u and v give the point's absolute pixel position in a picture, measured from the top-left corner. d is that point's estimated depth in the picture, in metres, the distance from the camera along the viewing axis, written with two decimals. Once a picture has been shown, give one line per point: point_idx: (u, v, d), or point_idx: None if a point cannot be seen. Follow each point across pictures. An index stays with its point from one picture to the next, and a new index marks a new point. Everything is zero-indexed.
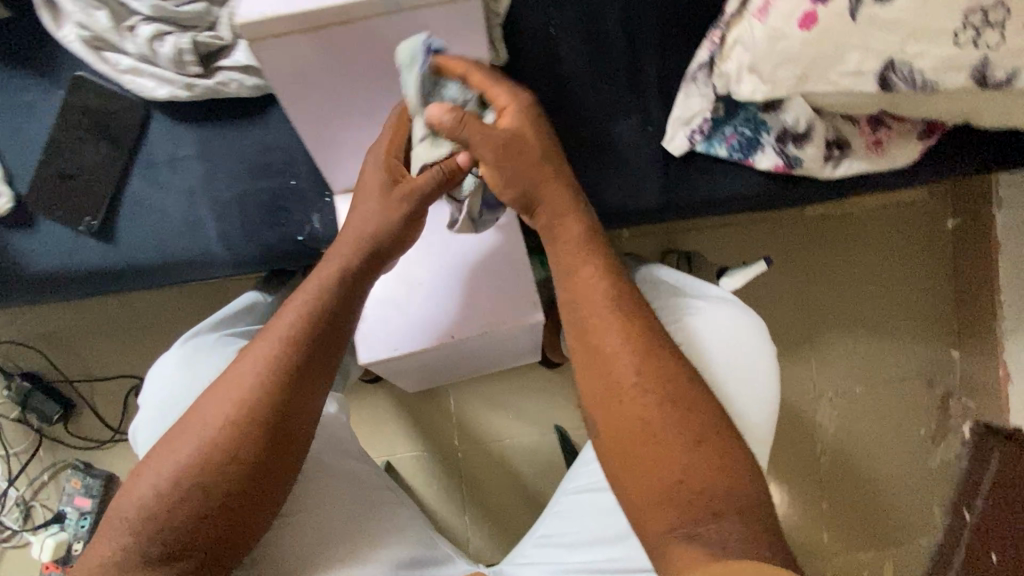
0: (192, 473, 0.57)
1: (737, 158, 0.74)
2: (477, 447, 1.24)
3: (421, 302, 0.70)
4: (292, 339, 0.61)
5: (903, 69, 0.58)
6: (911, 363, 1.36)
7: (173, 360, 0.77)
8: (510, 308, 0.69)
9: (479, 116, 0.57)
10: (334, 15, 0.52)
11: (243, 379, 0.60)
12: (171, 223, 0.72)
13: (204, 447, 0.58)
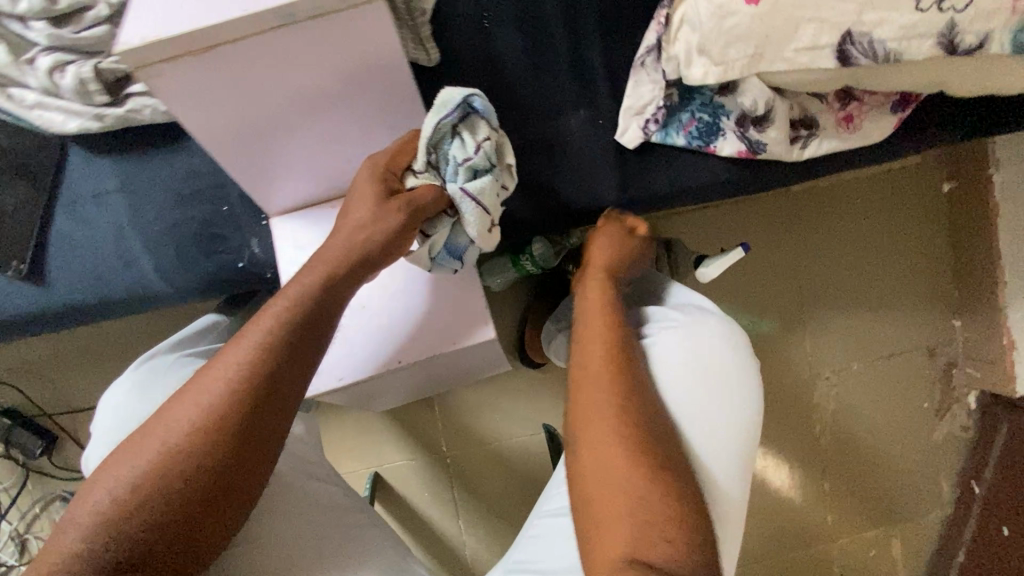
0: (151, 481, 0.51)
1: (696, 146, 0.69)
2: (465, 453, 1.22)
3: (365, 329, 0.67)
4: (270, 342, 0.55)
5: (862, 41, 0.52)
6: (913, 336, 1.30)
7: (126, 385, 0.69)
8: (459, 327, 0.66)
9: (484, 172, 0.60)
10: (224, 34, 0.47)
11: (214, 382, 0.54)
12: (103, 260, 0.69)
13: (164, 456, 0.51)
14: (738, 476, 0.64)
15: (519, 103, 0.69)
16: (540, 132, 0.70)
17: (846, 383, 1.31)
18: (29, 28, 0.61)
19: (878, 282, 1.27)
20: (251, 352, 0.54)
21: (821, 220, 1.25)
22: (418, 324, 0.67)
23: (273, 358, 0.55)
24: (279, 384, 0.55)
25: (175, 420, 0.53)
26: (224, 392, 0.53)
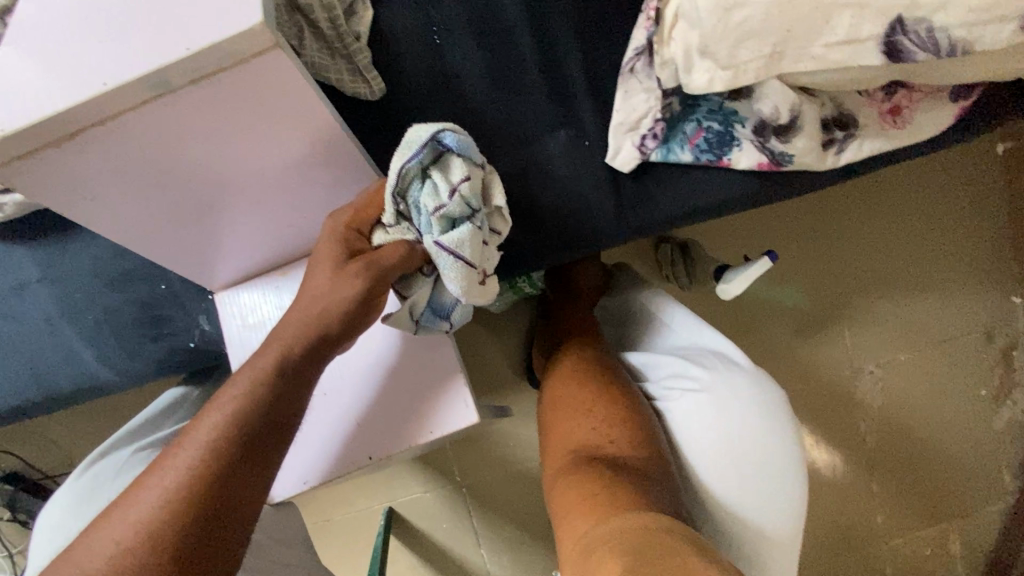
0: None
1: (707, 160, 0.56)
2: (477, 488, 1.13)
3: (328, 418, 0.59)
4: (247, 403, 0.46)
5: (918, 29, 0.40)
6: (967, 319, 1.15)
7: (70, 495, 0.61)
8: (433, 408, 0.58)
9: (467, 214, 0.48)
10: (92, 114, 0.38)
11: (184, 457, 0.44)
12: (40, 354, 0.62)
13: (120, 557, 0.40)
14: (773, 529, 0.59)
15: (487, 131, 0.58)
16: (516, 162, 0.59)
17: (891, 377, 1.17)
18: None
19: (925, 265, 1.12)
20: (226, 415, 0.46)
21: (858, 198, 1.10)
22: (387, 407, 0.58)
23: (254, 420, 0.46)
24: (262, 451, 0.46)
25: (132, 509, 0.42)
26: (199, 464, 0.43)
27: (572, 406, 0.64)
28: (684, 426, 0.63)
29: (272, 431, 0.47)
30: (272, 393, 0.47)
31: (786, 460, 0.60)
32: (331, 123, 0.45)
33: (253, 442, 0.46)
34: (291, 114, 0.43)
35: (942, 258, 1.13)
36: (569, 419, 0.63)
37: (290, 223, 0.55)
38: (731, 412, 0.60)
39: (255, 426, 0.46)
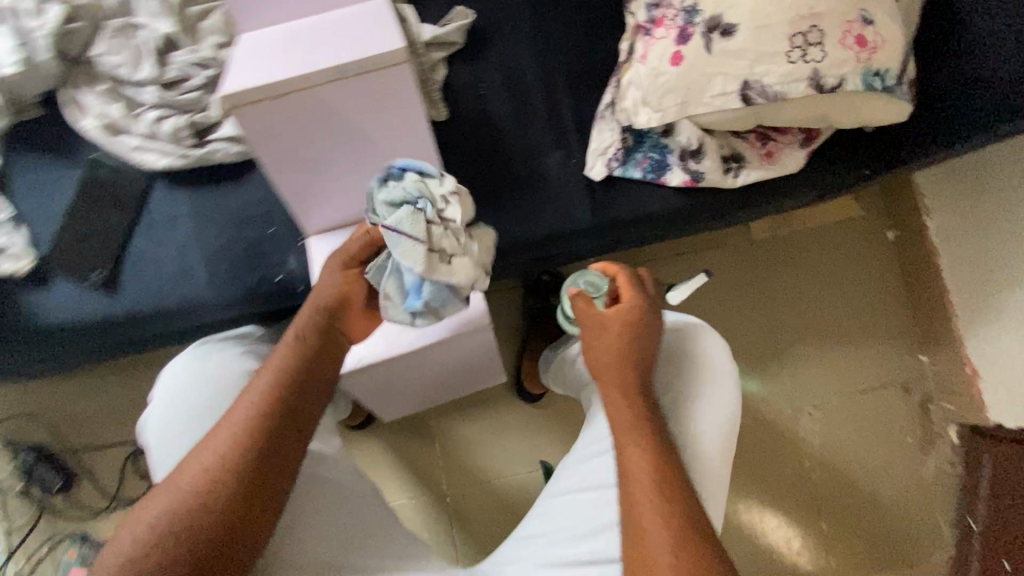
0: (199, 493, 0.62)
1: (651, 178, 0.86)
2: (465, 490, 1.23)
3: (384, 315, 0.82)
4: (277, 382, 0.68)
5: (757, 87, 0.70)
6: (881, 368, 1.40)
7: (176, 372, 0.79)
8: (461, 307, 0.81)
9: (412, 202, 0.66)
10: (297, 84, 0.66)
11: (236, 422, 0.66)
12: (167, 272, 0.83)
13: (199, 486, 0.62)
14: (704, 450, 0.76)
15: (509, 148, 0.88)
16: (526, 169, 0.88)
17: (827, 417, 1.38)
18: (142, 93, 0.80)
19: (840, 321, 1.41)
20: (262, 394, 0.67)
21: (781, 263, 1.42)
22: None
23: (284, 393, 0.68)
24: (291, 417, 0.68)
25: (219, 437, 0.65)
26: (246, 425, 0.65)
27: (625, 423, 0.70)
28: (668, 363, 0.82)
29: (298, 400, 0.69)
30: (296, 374, 0.69)
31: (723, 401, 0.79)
32: (420, 124, 0.75)
33: (285, 408, 0.67)
34: (400, 110, 0.72)
35: (852, 312, 1.42)
36: (630, 440, 0.69)
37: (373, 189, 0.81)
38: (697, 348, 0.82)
39: (284, 398, 0.67)
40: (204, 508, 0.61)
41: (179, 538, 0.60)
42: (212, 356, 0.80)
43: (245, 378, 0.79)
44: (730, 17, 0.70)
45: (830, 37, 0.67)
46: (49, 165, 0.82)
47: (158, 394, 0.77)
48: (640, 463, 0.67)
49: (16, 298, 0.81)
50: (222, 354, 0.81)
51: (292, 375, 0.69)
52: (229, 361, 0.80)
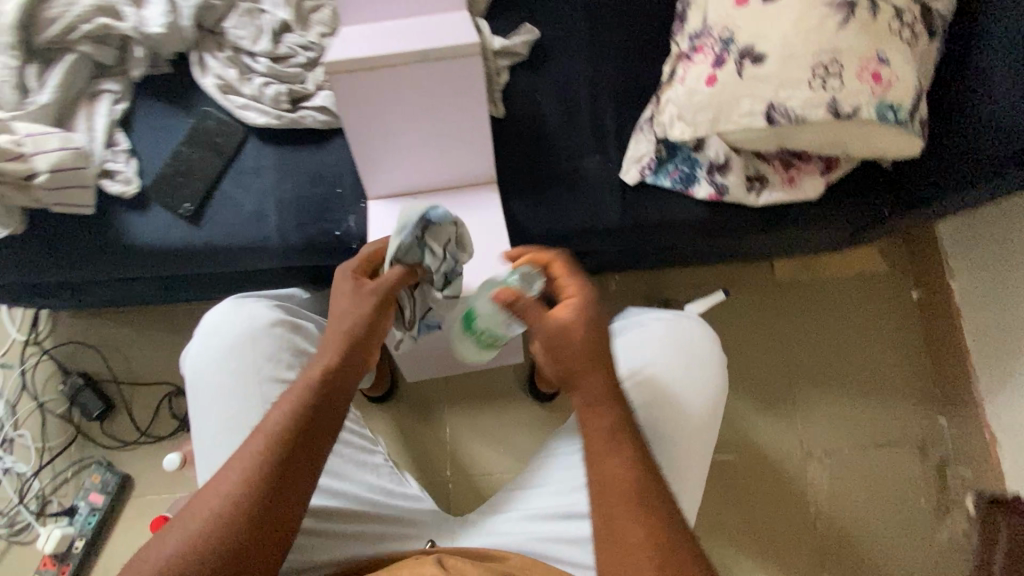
0: (229, 504, 0.63)
1: (680, 188, 0.95)
2: (465, 478, 1.23)
3: None
4: (292, 417, 0.67)
5: (781, 109, 0.80)
6: (898, 426, 1.38)
7: (217, 311, 0.89)
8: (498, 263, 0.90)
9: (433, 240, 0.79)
10: (383, 60, 0.77)
11: (249, 457, 0.65)
12: (245, 214, 0.95)
13: (209, 522, 0.62)
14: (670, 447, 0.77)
15: (554, 147, 0.99)
16: (567, 167, 0.98)
17: (838, 467, 1.36)
18: (256, 62, 0.97)
19: (858, 372, 1.42)
20: (276, 429, 0.66)
21: (803, 307, 1.45)
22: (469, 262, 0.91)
23: (298, 428, 0.67)
24: (304, 451, 0.67)
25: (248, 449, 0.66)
26: (258, 461, 0.65)
27: (605, 431, 0.66)
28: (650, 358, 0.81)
29: (313, 435, 0.68)
30: (313, 407, 0.68)
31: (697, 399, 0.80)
32: (482, 113, 0.87)
33: (298, 441, 0.67)
34: (467, 96, 0.84)
35: (871, 366, 1.42)
36: (605, 444, 0.65)
37: (429, 165, 0.92)
38: (680, 348, 0.82)
39: (298, 435, 0.67)
40: (225, 535, 0.62)
41: (215, 543, 0.62)
42: (248, 302, 0.90)
43: (271, 327, 0.87)
44: (761, 48, 0.80)
45: (848, 71, 0.77)
46: (167, 111, 0.97)
47: (199, 332, 0.87)
48: (618, 469, 0.64)
49: (115, 217, 0.93)
50: (255, 302, 0.90)
51: (307, 408, 0.68)
52: (260, 309, 0.89)
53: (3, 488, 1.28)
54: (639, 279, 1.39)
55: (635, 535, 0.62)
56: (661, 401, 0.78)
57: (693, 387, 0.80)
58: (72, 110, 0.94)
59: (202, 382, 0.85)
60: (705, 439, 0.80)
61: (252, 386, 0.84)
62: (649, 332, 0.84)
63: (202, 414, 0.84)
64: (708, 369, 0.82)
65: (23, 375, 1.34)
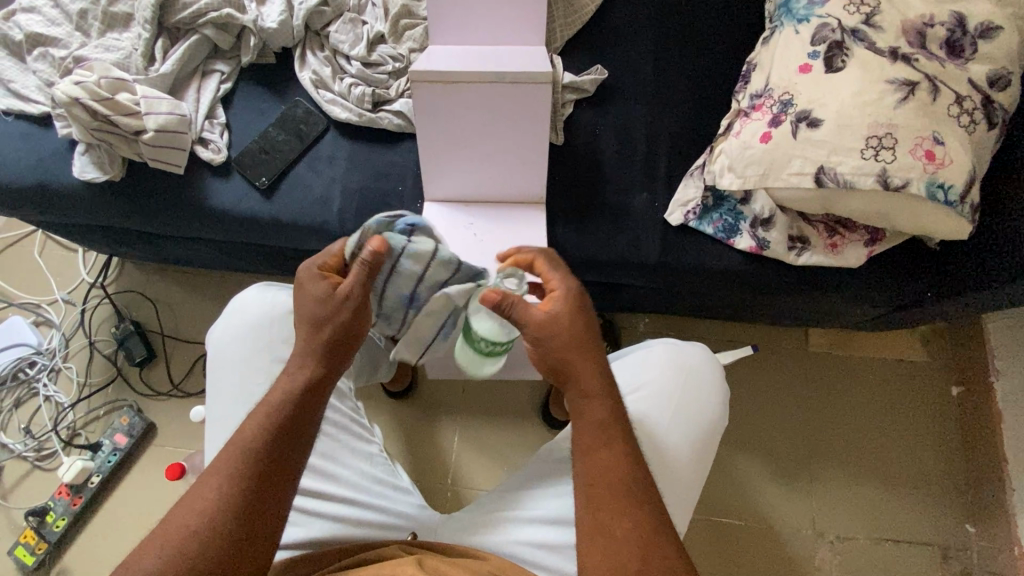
0: (218, 497, 0.64)
1: (721, 237, 0.98)
2: (464, 490, 1.22)
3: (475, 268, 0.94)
4: (267, 427, 0.67)
5: (831, 173, 0.82)
6: (920, 524, 1.31)
7: (242, 296, 0.90)
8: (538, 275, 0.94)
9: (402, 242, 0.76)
10: (463, 76, 0.85)
11: (224, 467, 0.65)
12: (312, 196, 1.03)
13: (186, 534, 0.62)
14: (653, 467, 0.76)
15: (606, 179, 1.03)
16: (615, 200, 1.02)
17: (848, 555, 1.29)
18: (349, 65, 1.07)
19: (882, 458, 1.36)
20: (250, 439, 0.67)
21: (833, 382, 1.42)
22: None
23: (273, 436, 0.67)
24: (290, 440, 0.68)
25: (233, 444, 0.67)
26: (234, 468, 0.65)
27: (599, 420, 0.69)
28: (641, 379, 0.81)
29: (289, 441, 0.68)
30: (286, 415, 0.68)
31: (692, 425, 0.78)
32: (544, 137, 0.93)
33: (273, 447, 0.67)
34: (531, 119, 0.90)
35: (898, 455, 1.36)
36: (602, 438, 0.68)
37: (486, 177, 0.98)
38: (677, 372, 0.81)
39: (282, 431, 0.68)
40: (215, 526, 0.63)
41: (205, 536, 0.62)
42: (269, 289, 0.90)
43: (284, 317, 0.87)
44: (819, 113, 0.84)
45: (902, 145, 0.79)
46: (263, 96, 1.08)
47: (225, 310, 0.89)
48: (610, 459, 0.67)
49: (199, 180, 1.03)
50: (279, 288, 0.90)
51: (280, 416, 0.68)
52: (280, 295, 0.89)
53: (41, 414, 1.37)
54: (668, 325, 1.40)
55: (623, 527, 0.64)
56: (651, 424, 0.78)
57: (686, 414, 0.79)
58: (184, 82, 1.06)
59: (221, 359, 0.86)
60: (696, 467, 0.78)
61: (265, 367, 0.85)
62: (648, 355, 0.83)
63: (217, 388, 0.85)
64: (705, 396, 0.80)
65: (83, 314, 1.45)
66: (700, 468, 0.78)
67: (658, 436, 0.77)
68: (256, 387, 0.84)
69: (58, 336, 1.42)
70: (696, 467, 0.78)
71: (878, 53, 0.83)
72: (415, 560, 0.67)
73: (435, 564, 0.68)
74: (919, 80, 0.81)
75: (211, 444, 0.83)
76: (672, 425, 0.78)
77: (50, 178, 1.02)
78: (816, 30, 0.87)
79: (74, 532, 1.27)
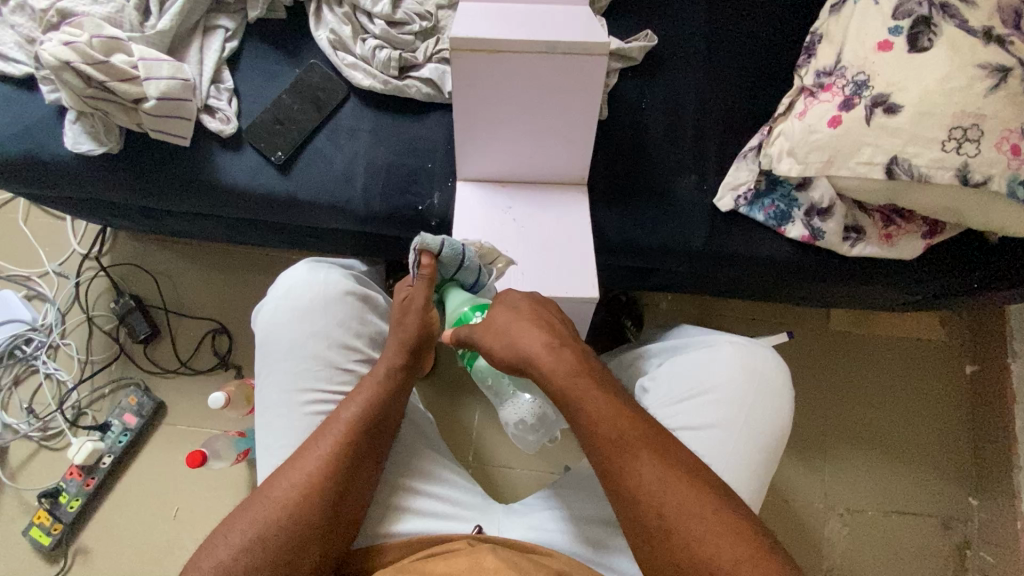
0: (342, 440, 0.69)
1: (772, 224, 0.93)
2: (487, 467, 1.22)
3: (523, 254, 0.89)
4: (367, 404, 0.71)
5: (904, 164, 0.77)
6: (926, 497, 1.36)
7: (297, 270, 0.83)
8: (583, 266, 0.89)
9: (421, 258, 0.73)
10: (509, 46, 0.76)
11: (319, 453, 0.69)
12: (334, 172, 0.94)
13: (289, 495, 0.67)
14: (724, 473, 0.74)
15: (653, 158, 0.96)
16: (662, 182, 0.96)
17: (858, 525, 1.34)
18: (371, 24, 0.96)
19: (894, 434, 1.39)
20: (343, 425, 0.70)
21: (854, 361, 1.42)
22: (559, 258, 0.89)
23: (362, 425, 0.71)
24: (399, 394, 0.74)
25: (353, 399, 0.72)
26: (351, 427, 0.70)
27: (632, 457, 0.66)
28: (707, 380, 0.79)
29: (373, 439, 0.71)
30: (379, 409, 0.72)
31: (763, 427, 0.76)
32: (593, 113, 0.85)
33: (365, 447, 0.70)
34: (582, 95, 0.82)
35: (911, 430, 1.39)
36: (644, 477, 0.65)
37: (525, 155, 0.91)
38: (747, 372, 0.78)
39: (393, 384, 0.73)
40: (336, 461, 0.69)
41: (332, 470, 0.68)
42: (326, 265, 0.84)
43: (341, 299, 0.81)
44: (898, 98, 0.77)
45: (986, 138, 0.74)
46: (276, 56, 0.97)
47: (274, 287, 0.82)
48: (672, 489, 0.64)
49: (208, 153, 0.93)
50: (331, 267, 0.84)
51: (377, 404, 0.72)
52: (335, 274, 0.83)
53: (43, 392, 1.31)
54: (691, 303, 1.37)
55: (711, 535, 0.63)
56: (719, 430, 0.75)
57: (754, 420, 0.76)
58: (185, 39, 0.94)
59: (269, 342, 0.80)
60: (762, 476, 0.75)
61: (320, 353, 0.79)
62: (715, 355, 0.80)
63: (268, 373, 0.79)
64: (775, 401, 0.77)
65: (78, 288, 1.36)
66: (767, 475, 0.76)
67: (727, 440, 0.75)
68: (307, 376, 0.78)
69: (53, 311, 1.34)
70: (763, 476, 0.75)
71: (969, 34, 0.76)
72: (490, 548, 0.65)
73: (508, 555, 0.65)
74: (1011, 66, 0.74)
75: (264, 431, 0.78)
76: (741, 431, 0.75)
77: (38, 149, 0.91)
78: (899, 3, 0.80)
79: (88, 512, 1.25)
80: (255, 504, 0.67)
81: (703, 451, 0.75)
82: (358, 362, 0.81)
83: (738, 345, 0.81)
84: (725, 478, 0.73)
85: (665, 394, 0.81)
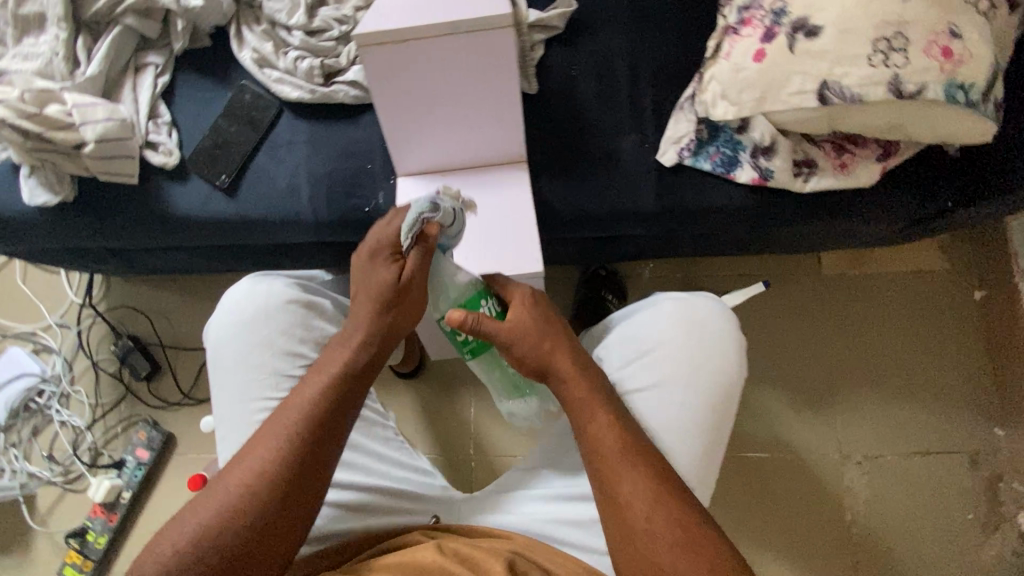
0: (297, 429, 0.69)
1: (721, 172, 0.90)
2: (486, 458, 1.22)
3: (468, 240, 0.89)
4: (322, 391, 0.71)
5: (835, 87, 0.73)
6: (947, 433, 1.30)
7: (241, 287, 0.85)
8: (529, 243, 0.88)
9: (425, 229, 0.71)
10: (410, 33, 0.76)
11: (274, 441, 0.69)
12: (278, 187, 0.96)
13: (244, 483, 0.67)
14: (678, 430, 0.72)
15: (591, 125, 0.95)
16: (603, 147, 0.94)
17: (878, 471, 1.29)
18: (291, 36, 0.97)
19: (904, 372, 1.33)
20: (299, 411, 0.70)
21: (852, 303, 1.37)
22: (505, 238, 0.89)
23: (317, 412, 0.70)
24: (358, 379, 0.73)
25: (310, 387, 0.72)
26: (306, 413, 0.70)
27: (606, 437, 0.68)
28: (653, 338, 0.77)
29: (329, 428, 0.70)
30: (336, 396, 0.72)
31: (715, 378, 0.74)
32: (512, 87, 0.84)
33: (319, 436, 0.70)
34: (497, 71, 0.81)
35: (922, 366, 1.33)
36: (613, 461, 0.66)
37: (457, 141, 0.90)
38: (693, 324, 0.76)
39: (351, 368, 0.73)
40: (290, 449, 0.68)
41: (286, 458, 0.68)
42: (269, 278, 0.86)
43: (282, 308, 0.83)
44: (817, 20, 0.74)
45: (914, 46, 0.71)
46: (208, 83, 0.99)
47: (218, 306, 0.84)
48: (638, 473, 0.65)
49: (156, 187, 0.96)
50: (274, 278, 0.86)
51: (332, 390, 0.72)
52: (277, 285, 0.84)
53: (60, 439, 1.38)
54: (673, 268, 1.34)
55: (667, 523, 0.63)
56: (668, 388, 0.74)
57: (705, 372, 0.74)
58: (119, 81, 0.97)
59: (218, 359, 0.82)
60: (719, 429, 0.74)
61: (266, 363, 0.81)
62: (659, 312, 0.78)
63: (220, 389, 0.82)
64: (725, 350, 0.75)
65: (80, 336, 1.43)
66: (724, 427, 0.74)
67: (677, 396, 0.73)
68: (257, 387, 0.80)
69: (60, 361, 1.41)
70: (720, 426, 0.73)
71: None
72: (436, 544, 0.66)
73: (457, 546, 0.66)
74: None
75: (224, 446, 0.81)
76: (691, 386, 0.73)
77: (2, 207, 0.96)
78: None
79: (116, 546, 1.31)
80: (211, 496, 0.67)
81: (654, 410, 0.73)
82: (301, 367, 0.82)
83: (682, 299, 0.79)
84: (678, 434, 0.72)
85: (614, 358, 0.79)
